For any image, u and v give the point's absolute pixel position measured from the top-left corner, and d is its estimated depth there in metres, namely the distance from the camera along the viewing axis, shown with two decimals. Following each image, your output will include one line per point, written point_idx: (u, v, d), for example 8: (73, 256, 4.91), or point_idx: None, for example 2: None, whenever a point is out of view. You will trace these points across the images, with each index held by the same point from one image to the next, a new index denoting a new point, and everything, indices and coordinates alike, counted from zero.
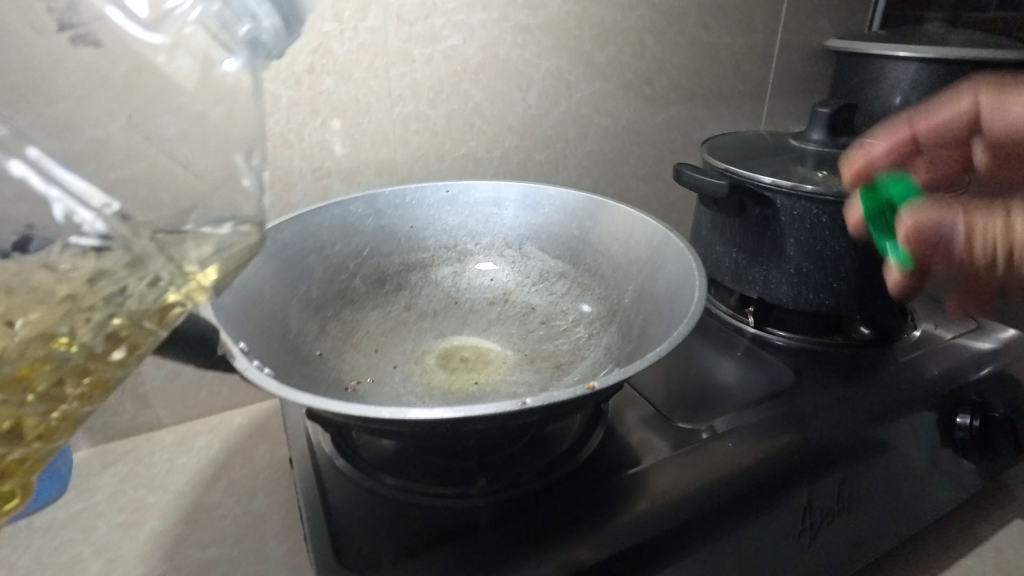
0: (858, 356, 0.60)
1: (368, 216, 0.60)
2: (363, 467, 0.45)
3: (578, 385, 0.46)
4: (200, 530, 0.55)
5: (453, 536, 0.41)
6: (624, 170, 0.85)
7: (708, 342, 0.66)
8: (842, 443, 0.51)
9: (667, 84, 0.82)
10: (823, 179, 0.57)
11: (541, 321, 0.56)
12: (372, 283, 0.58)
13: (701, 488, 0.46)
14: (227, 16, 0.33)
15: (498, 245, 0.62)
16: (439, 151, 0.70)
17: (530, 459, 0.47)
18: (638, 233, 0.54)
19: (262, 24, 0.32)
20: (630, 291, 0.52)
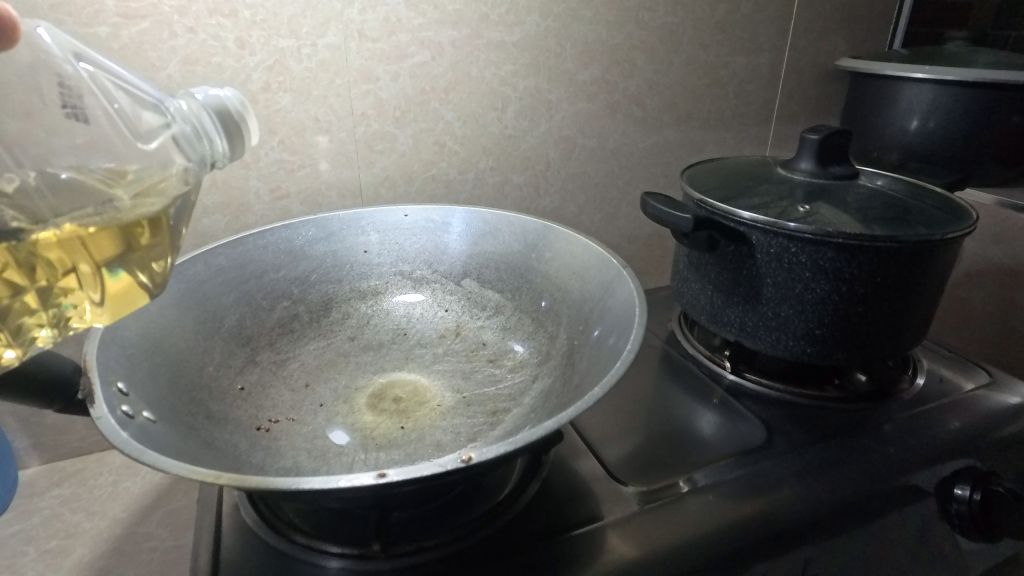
0: (845, 412, 0.54)
1: (318, 240, 0.57)
2: (270, 517, 0.42)
3: (503, 438, 0.41)
4: (126, 563, 0.53)
5: None
6: (613, 195, 0.80)
7: (682, 385, 0.60)
8: (814, 516, 0.45)
9: (660, 105, 0.78)
10: (805, 213, 0.51)
11: (489, 359, 0.52)
12: (316, 311, 0.55)
13: (639, 563, 0.41)
14: (192, 135, 0.41)
15: (456, 274, 0.58)
16: (407, 173, 0.67)
17: (451, 516, 0.43)
18: (594, 268, 0.49)
19: (217, 145, 0.40)
20: (578, 332, 0.47)
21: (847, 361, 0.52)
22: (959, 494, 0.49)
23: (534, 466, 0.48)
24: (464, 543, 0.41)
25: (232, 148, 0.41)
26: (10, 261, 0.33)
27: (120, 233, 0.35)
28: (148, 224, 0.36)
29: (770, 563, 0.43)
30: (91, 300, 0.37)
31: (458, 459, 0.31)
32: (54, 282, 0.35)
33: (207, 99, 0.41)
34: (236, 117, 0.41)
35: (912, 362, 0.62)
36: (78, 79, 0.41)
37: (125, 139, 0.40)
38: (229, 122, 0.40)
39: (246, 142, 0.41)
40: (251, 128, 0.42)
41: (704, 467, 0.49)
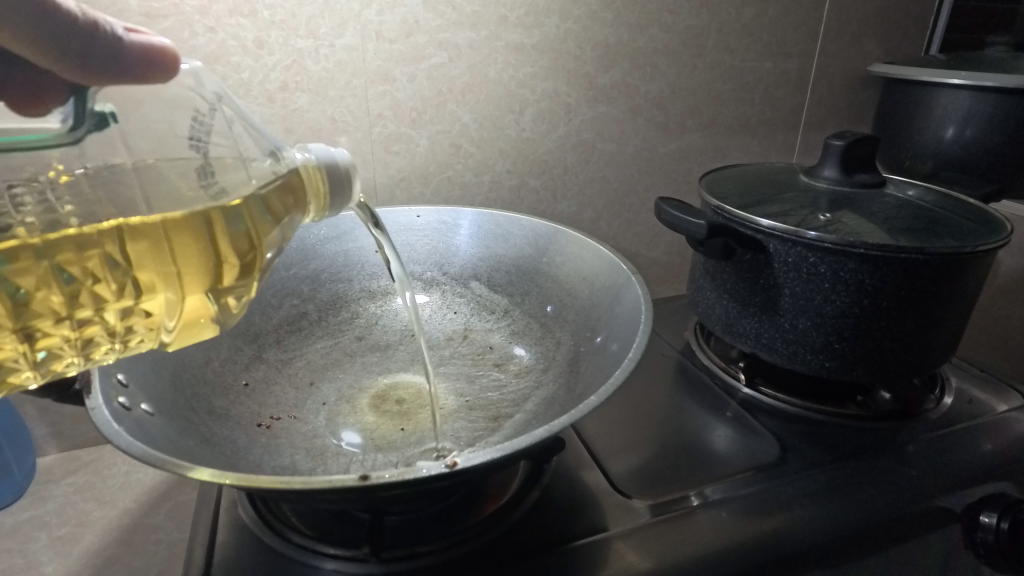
0: (865, 432, 0.52)
1: (329, 239, 0.56)
2: (268, 516, 0.42)
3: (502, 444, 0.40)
4: (131, 553, 0.54)
5: None
6: (632, 201, 0.78)
7: (695, 397, 0.58)
8: (828, 540, 0.43)
9: (683, 109, 0.76)
10: (828, 221, 0.49)
11: (495, 364, 0.51)
12: (324, 310, 0.55)
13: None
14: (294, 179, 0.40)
15: (466, 276, 0.57)
16: (422, 174, 0.67)
17: (448, 521, 0.42)
18: (604, 273, 0.48)
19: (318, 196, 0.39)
20: (585, 339, 0.46)
21: (868, 376, 0.50)
22: (985, 522, 0.45)
23: (536, 472, 0.46)
24: (458, 550, 0.40)
25: (334, 202, 0.40)
26: (101, 274, 0.34)
27: (209, 264, 0.36)
28: (236, 263, 0.36)
29: None
30: (164, 326, 0.37)
31: (444, 464, 0.30)
32: (136, 303, 0.35)
33: (319, 152, 0.40)
34: (343, 171, 0.40)
35: (940, 381, 0.59)
36: (215, 120, 0.44)
37: (242, 168, 0.41)
38: (335, 178, 0.39)
39: (348, 191, 0.40)
40: (356, 188, 0.40)
41: (712, 483, 0.47)
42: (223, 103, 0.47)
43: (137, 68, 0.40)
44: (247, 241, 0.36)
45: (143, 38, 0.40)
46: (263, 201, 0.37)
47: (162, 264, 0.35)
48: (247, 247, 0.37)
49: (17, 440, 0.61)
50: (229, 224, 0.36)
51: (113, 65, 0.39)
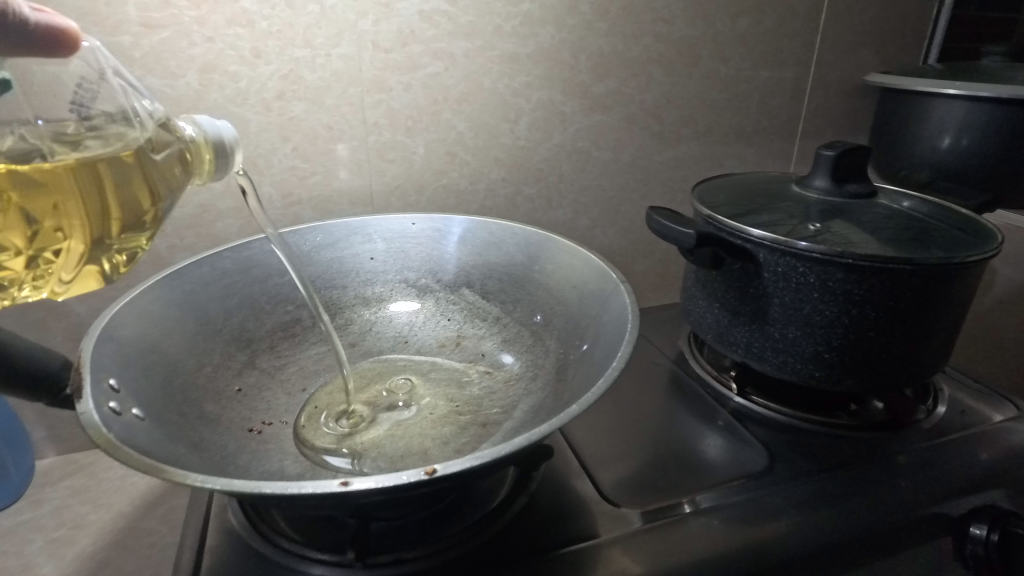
0: (856, 442, 0.52)
1: (324, 247, 0.56)
2: (257, 521, 0.42)
3: None
4: (125, 556, 0.54)
5: None
6: (627, 209, 0.79)
7: (687, 406, 0.58)
8: (813, 550, 0.43)
9: (678, 118, 0.76)
10: (818, 230, 0.49)
11: (485, 371, 0.51)
12: (318, 316, 0.55)
13: None
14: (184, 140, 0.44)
15: (459, 283, 0.57)
16: (417, 182, 0.67)
17: (437, 528, 0.42)
18: (594, 281, 0.48)
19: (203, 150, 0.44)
20: (575, 348, 0.46)
21: (858, 385, 0.50)
22: (973, 534, 0.45)
23: (525, 479, 0.47)
24: (443, 555, 0.40)
25: (218, 168, 0.44)
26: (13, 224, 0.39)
27: (107, 221, 0.41)
28: (132, 221, 0.43)
29: None
30: (61, 278, 0.43)
31: (421, 471, 0.29)
32: (44, 253, 0.41)
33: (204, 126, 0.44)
34: (226, 146, 0.44)
35: (933, 391, 0.58)
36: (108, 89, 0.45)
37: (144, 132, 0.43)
38: (218, 148, 0.43)
39: (229, 164, 0.44)
40: (237, 158, 0.45)
41: (699, 490, 0.47)
42: (114, 74, 0.48)
43: (41, 44, 0.40)
44: (144, 199, 0.42)
45: (51, 18, 0.40)
46: (156, 166, 0.42)
47: (70, 220, 0.40)
48: (143, 208, 0.43)
49: (15, 442, 0.62)
50: (122, 183, 0.41)
51: (22, 42, 0.39)
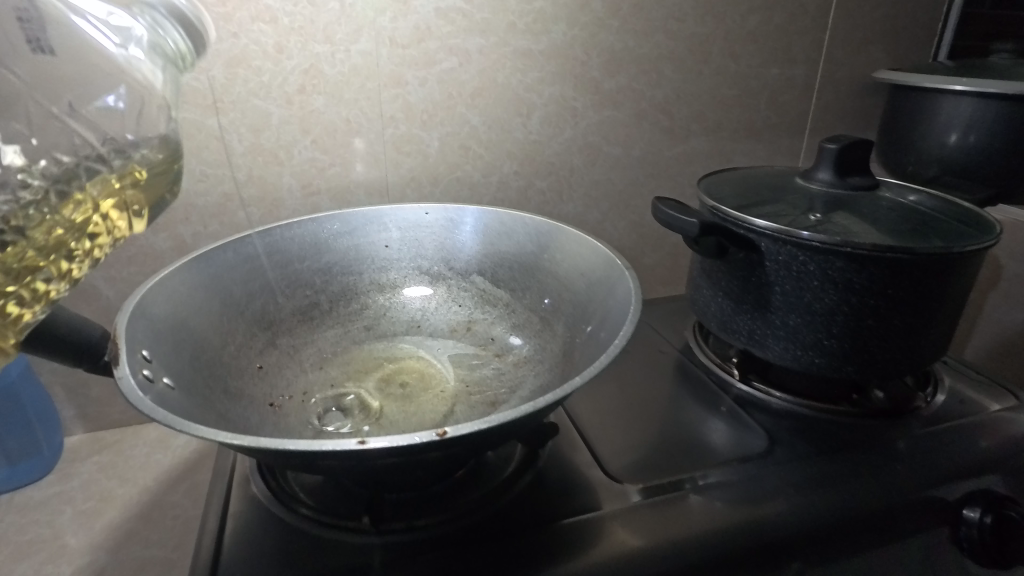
0: (856, 428, 0.53)
1: (342, 234, 0.59)
2: (279, 490, 0.44)
3: None
4: (150, 527, 0.57)
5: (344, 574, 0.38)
6: (637, 203, 0.80)
7: (691, 393, 0.60)
8: (811, 528, 0.44)
9: (687, 114, 0.78)
10: (820, 221, 0.51)
11: (495, 354, 0.53)
12: (335, 301, 0.57)
13: (629, 559, 0.40)
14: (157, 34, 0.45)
15: (471, 270, 0.59)
16: (432, 174, 0.70)
17: (448, 500, 0.44)
18: (601, 268, 0.50)
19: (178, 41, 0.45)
20: (582, 331, 0.48)
21: (858, 372, 0.51)
22: (968, 517, 0.47)
23: (532, 456, 0.49)
24: (452, 524, 0.42)
25: (195, 45, 0.45)
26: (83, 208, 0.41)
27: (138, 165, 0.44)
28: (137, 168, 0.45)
29: (758, 571, 0.43)
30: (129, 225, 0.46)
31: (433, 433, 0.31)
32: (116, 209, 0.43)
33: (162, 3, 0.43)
34: (192, 21, 0.44)
35: (933, 380, 0.60)
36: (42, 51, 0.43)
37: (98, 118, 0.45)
38: (188, 24, 0.44)
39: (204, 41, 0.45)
40: (207, 24, 0.45)
41: (701, 471, 0.49)
42: None
43: None
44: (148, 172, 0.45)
45: None
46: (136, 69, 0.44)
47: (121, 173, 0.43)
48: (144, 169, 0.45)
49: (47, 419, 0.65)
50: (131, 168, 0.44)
51: None
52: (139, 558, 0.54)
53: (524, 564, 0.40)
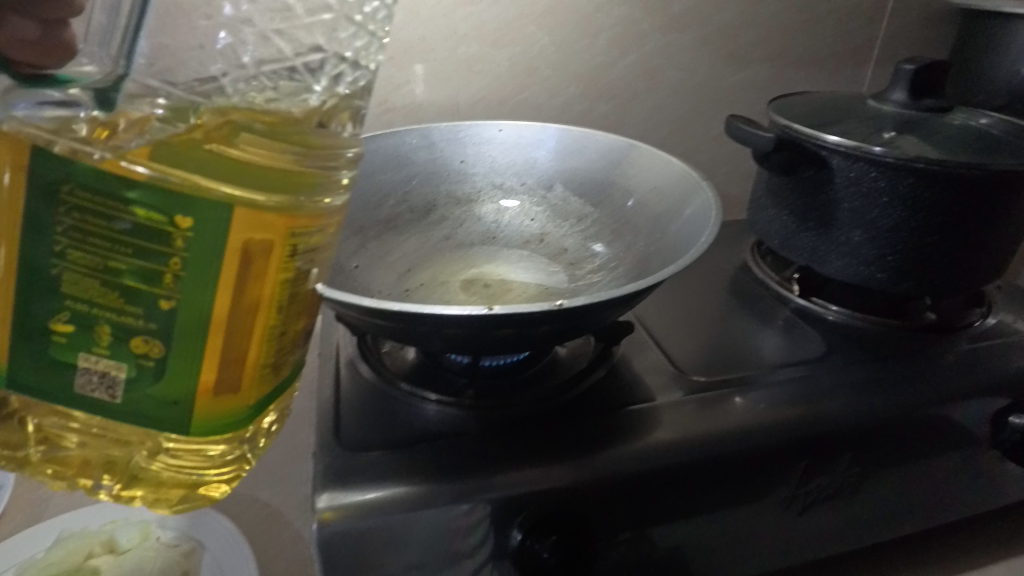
0: (907, 341, 0.56)
1: (421, 148, 0.62)
2: (382, 372, 0.50)
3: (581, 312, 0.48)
4: None
5: (445, 439, 0.44)
6: (696, 130, 0.80)
7: (747, 306, 0.63)
8: (864, 424, 0.47)
9: (753, 39, 0.77)
10: (892, 140, 0.52)
11: (569, 263, 0.57)
12: (416, 211, 0.61)
13: (693, 440, 0.44)
14: None
15: (542, 185, 0.62)
16: (500, 95, 0.71)
17: (532, 386, 0.50)
18: (674, 181, 0.53)
19: None
20: (654, 239, 0.51)
21: (918, 287, 0.53)
22: (1013, 422, 0.50)
23: (606, 354, 0.53)
24: (538, 406, 0.47)
25: None
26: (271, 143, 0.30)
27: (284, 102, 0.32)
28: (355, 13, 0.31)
29: (814, 458, 0.46)
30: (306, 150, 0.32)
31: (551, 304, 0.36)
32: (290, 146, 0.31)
33: None
34: None
35: (985, 301, 0.62)
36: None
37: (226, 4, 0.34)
38: None
39: None
40: None
41: (760, 373, 0.52)
42: None
43: None
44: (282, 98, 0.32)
45: None
46: None
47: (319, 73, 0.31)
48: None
49: None
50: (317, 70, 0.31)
51: None
52: None
53: (596, 441, 0.44)
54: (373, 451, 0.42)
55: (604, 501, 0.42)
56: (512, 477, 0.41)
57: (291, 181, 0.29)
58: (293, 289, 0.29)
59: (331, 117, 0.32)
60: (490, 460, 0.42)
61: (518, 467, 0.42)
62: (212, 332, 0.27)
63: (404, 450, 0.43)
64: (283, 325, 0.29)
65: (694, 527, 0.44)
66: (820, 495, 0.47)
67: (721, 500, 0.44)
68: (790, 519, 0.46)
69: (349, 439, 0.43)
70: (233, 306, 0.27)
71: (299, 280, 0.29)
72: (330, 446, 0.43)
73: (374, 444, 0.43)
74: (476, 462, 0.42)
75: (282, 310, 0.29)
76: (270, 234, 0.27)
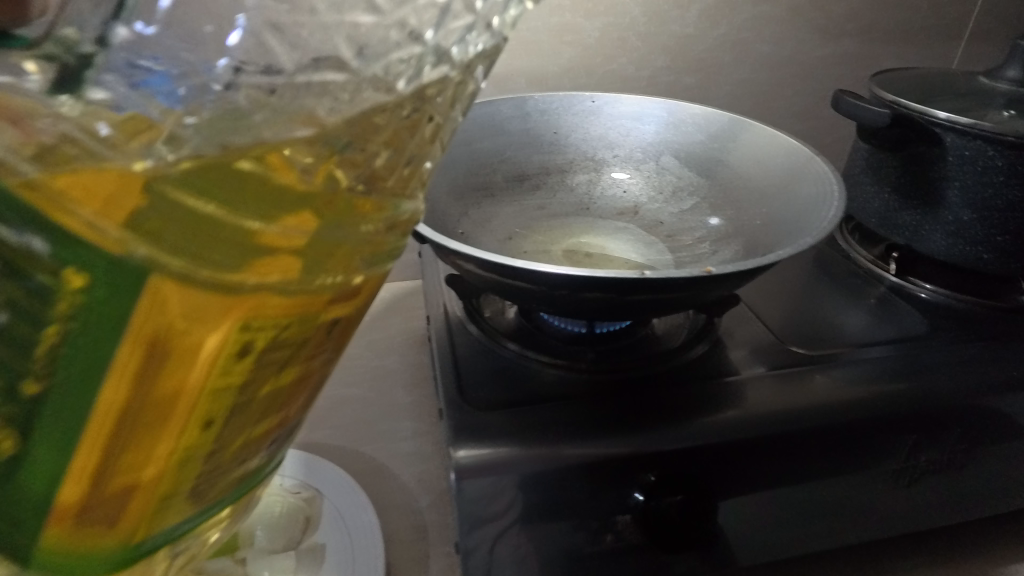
0: (1009, 321, 0.55)
1: (515, 117, 0.62)
2: (491, 334, 0.52)
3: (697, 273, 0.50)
4: (344, 371, 0.66)
5: (554, 400, 0.45)
6: (778, 105, 0.79)
7: (839, 281, 0.63)
8: (970, 401, 0.46)
9: (845, 12, 0.75)
10: (1010, 118, 0.52)
11: (667, 235, 0.58)
12: (510, 180, 0.61)
13: (795, 410, 0.44)
14: None
15: (636, 157, 0.62)
16: (588, 65, 0.71)
17: (637, 352, 0.51)
18: (782, 156, 0.53)
19: None
20: (760, 213, 0.52)
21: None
22: None
23: (709, 326, 0.54)
24: (643, 372, 0.48)
25: None
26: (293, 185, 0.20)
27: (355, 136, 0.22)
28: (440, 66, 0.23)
29: (919, 433, 0.45)
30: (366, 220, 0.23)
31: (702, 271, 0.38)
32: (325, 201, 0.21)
33: None
34: None
35: None
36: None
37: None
38: None
39: None
40: None
41: (859, 347, 0.52)
42: None
43: None
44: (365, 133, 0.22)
45: None
46: None
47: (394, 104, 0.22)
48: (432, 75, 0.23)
49: None
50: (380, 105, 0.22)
51: None
52: (341, 395, 0.62)
53: (693, 409, 0.44)
54: (488, 408, 0.44)
55: (710, 467, 0.42)
56: (615, 441, 0.41)
57: (313, 251, 0.21)
58: (258, 368, 0.21)
59: (388, 168, 0.23)
60: (597, 422, 0.42)
61: (624, 431, 0.42)
62: (116, 395, 0.19)
63: (517, 407, 0.44)
64: (225, 414, 0.22)
65: (801, 492, 0.45)
66: (926, 468, 0.47)
67: (826, 470, 0.44)
68: (895, 490, 0.47)
69: (468, 394, 0.45)
70: (129, 406, 0.19)
71: (265, 365, 0.21)
72: (453, 400, 0.45)
73: (480, 403, 0.45)
74: (583, 423, 0.42)
75: (220, 390, 0.21)
76: (242, 294, 0.19)
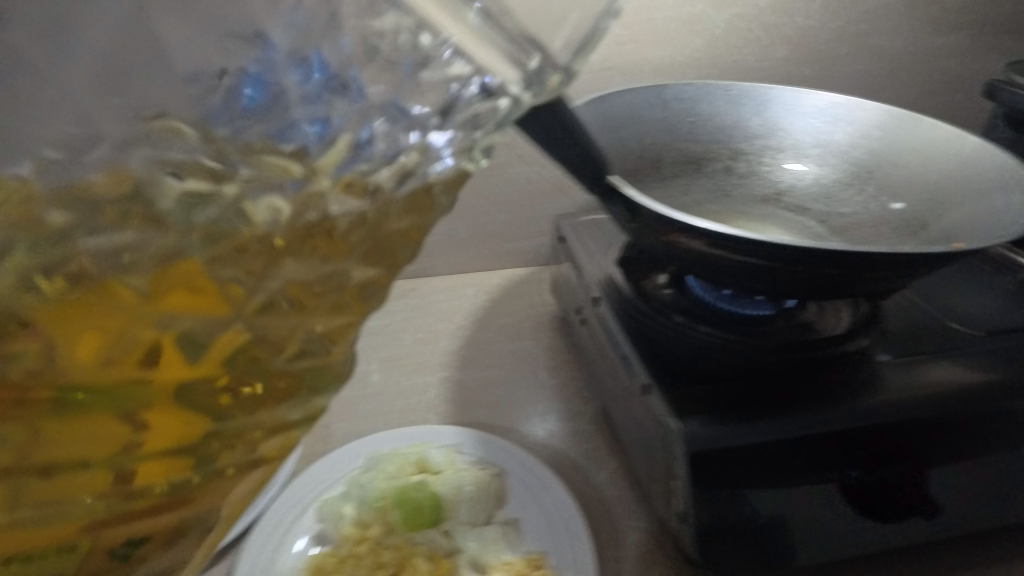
0: None
1: (655, 106, 0.63)
2: (660, 313, 0.54)
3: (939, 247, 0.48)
4: (483, 353, 0.67)
5: (736, 380, 0.46)
6: (887, 96, 0.81)
7: (971, 267, 0.64)
8: None
9: (959, 5, 0.76)
10: None
11: (818, 220, 0.60)
12: (653, 166, 0.62)
13: (933, 396, 0.44)
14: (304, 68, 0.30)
15: (771, 146, 0.64)
16: (713, 55, 0.72)
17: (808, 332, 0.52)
18: (937, 144, 0.57)
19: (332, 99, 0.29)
20: (922, 197, 0.56)
21: None
22: None
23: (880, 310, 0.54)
24: (818, 352, 0.49)
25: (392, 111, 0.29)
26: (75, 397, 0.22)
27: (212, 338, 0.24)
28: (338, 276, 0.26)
29: None
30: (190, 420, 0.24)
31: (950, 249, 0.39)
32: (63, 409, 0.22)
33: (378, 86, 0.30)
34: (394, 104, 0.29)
35: None
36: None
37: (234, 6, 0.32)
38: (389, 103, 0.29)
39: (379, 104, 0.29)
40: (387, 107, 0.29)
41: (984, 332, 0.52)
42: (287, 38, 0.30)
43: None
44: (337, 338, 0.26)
45: None
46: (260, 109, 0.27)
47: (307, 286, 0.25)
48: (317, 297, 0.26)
49: None
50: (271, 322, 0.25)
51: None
52: (488, 377, 0.64)
53: (854, 390, 0.45)
54: (678, 386, 0.46)
55: (882, 451, 0.43)
56: (791, 425, 0.42)
57: (252, 361, 0.25)
58: (194, 444, 0.24)
59: (273, 352, 0.25)
60: (780, 403, 0.44)
61: (797, 415, 0.43)
62: (77, 351, 0.22)
63: (704, 385, 0.46)
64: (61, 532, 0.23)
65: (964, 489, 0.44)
66: None
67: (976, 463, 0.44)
68: None
69: (657, 370, 0.47)
70: None
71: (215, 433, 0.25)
72: (651, 377, 0.46)
73: (667, 386, 0.46)
74: (764, 407, 0.44)
75: (123, 430, 0.23)
76: (212, 343, 0.23)
